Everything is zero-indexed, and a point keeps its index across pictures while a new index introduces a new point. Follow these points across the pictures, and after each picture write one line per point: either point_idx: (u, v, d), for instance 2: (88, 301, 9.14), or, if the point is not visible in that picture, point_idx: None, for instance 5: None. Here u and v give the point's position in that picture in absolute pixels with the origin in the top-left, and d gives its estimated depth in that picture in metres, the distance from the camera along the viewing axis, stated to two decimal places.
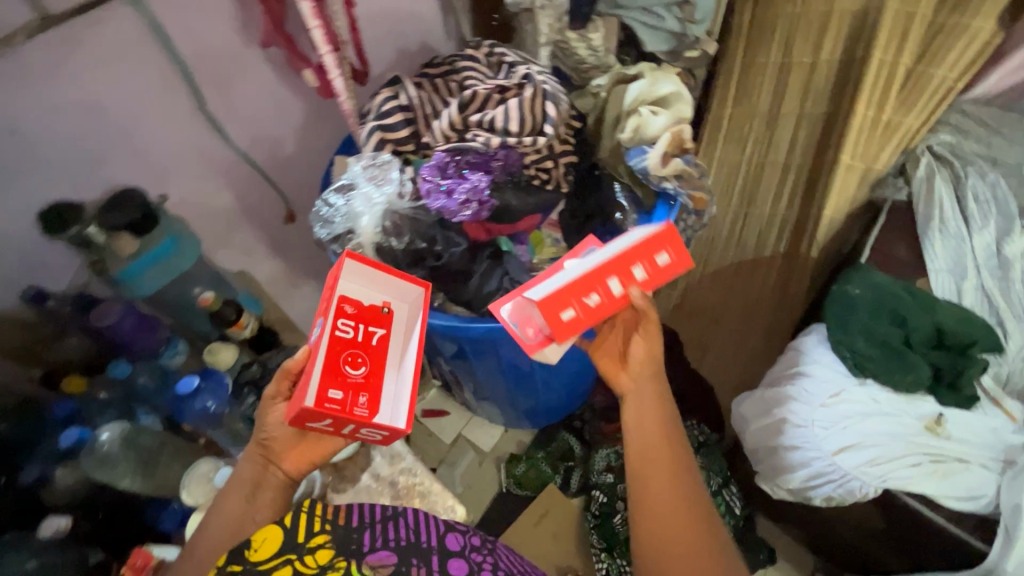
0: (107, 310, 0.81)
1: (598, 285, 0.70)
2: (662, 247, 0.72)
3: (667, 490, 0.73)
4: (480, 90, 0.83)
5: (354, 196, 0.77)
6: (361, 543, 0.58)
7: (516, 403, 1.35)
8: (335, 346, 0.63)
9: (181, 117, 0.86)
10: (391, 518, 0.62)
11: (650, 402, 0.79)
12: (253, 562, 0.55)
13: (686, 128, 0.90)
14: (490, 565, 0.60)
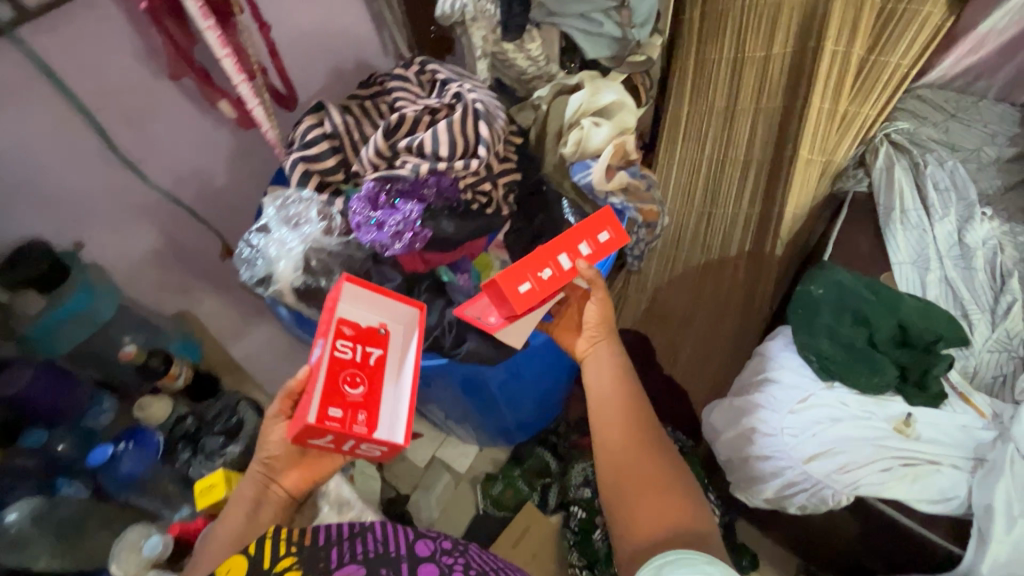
0: (15, 376, 0.74)
1: (548, 259, 0.71)
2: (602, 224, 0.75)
3: (628, 442, 0.77)
4: (408, 114, 0.78)
5: (268, 242, 0.75)
6: (330, 560, 0.59)
7: (484, 423, 1.29)
8: (334, 366, 0.62)
9: (90, 158, 0.80)
10: (359, 534, 0.64)
11: (609, 365, 0.84)
12: None
13: (629, 139, 0.87)
14: (462, 565, 0.62)
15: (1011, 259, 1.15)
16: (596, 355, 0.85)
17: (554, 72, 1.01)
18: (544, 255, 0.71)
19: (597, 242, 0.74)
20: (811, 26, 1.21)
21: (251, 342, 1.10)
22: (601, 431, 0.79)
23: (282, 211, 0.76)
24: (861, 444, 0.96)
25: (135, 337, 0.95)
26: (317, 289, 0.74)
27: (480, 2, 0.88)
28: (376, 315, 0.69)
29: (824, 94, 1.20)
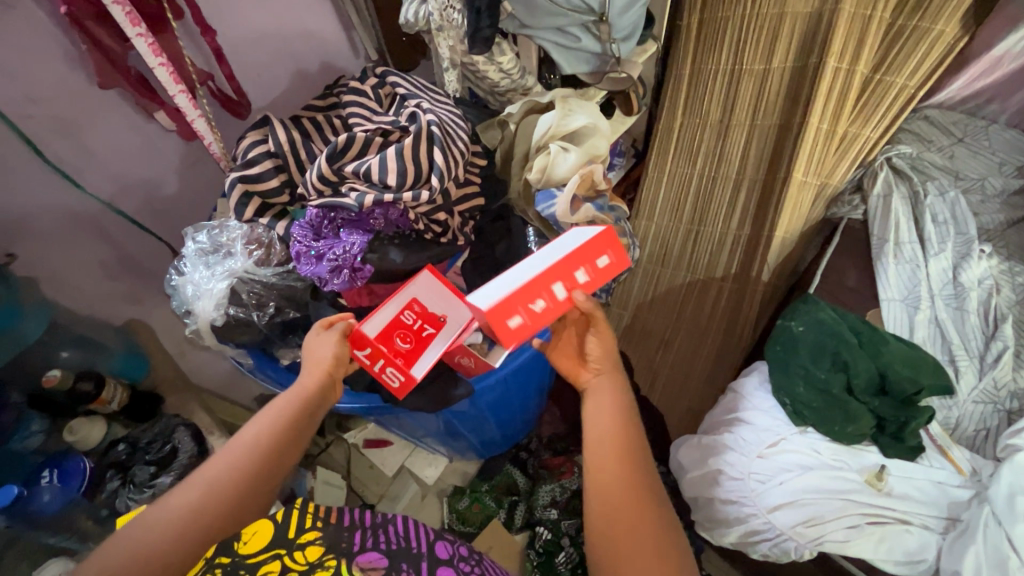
0: None
1: (542, 290, 0.63)
2: (607, 247, 0.66)
3: (628, 491, 0.58)
4: (356, 135, 0.72)
5: (192, 276, 0.70)
6: (352, 543, 0.58)
7: (451, 442, 1.19)
8: (392, 321, 0.71)
9: (19, 167, 0.75)
10: (380, 525, 0.63)
11: (612, 399, 0.66)
12: (242, 554, 0.54)
13: (598, 168, 0.81)
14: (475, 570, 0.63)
15: (1006, 302, 1.08)
16: (601, 379, 0.68)
17: (529, 85, 0.95)
18: (538, 285, 0.62)
19: (596, 268, 0.66)
20: (814, 40, 1.11)
21: (205, 353, 1.05)
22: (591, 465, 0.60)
23: (211, 240, 0.72)
24: (830, 497, 0.92)
25: (75, 351, 0.91)
26: (249, 322, 0.71)
27: (446, 10, 0.81)
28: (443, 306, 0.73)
29: (823, 113, 1.11)
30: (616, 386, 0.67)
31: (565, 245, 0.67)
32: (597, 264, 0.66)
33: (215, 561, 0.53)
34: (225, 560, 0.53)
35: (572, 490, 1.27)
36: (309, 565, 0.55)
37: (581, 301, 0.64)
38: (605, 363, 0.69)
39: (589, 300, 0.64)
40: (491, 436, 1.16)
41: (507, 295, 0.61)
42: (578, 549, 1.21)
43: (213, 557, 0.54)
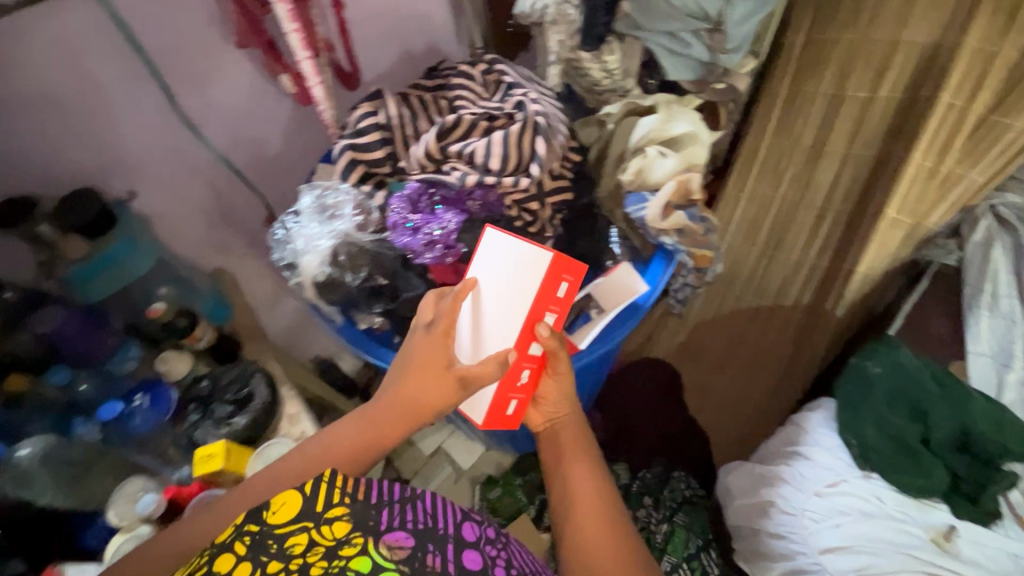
0: (49, 314, 0.75)
1: (524, 362, 0.68)
2: (560, 274, 0.66)
3: (597, 514, 0.62)
4: (465, 117, 0.75)
5: (298, 233, 0.72)
6: (380, 521, 0.49)
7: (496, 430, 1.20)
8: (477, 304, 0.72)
9: (152, 113, 0.81)
10: (410, 499, 0.53)
11: (572, 438, 0.71)
12: (270, 524, 0.48)
13: (694, 177, 0.80)
14: (507, 561, 0.53)
15: None
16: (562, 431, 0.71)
17: (630, 87, 0.95)
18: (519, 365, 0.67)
19: (558, 297, 0.68)
20: (928, 76, 1.00)
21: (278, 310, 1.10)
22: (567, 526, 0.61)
23: (318, 201, 0.73)
24: (887, 548, 0.87)
25: (172, 289, 0.91)
26: (341, 284, 0.73)
27: (563, 5, 0.84)
28: None
29: (925, 148, 1.00)
30: (580, 433, 0.71)
31: (521, 294, 0.66)
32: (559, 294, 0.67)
33: (244, 528, 0.48)
34: (251, 529, 0.47)
35: None
36: (335, 542, 0.46)
37: (549, 341, 0.67)
38: (560, 409, 0.72)
39: (556, 337, 0.67)
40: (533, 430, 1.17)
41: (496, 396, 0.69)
42: None
43: (242, 524, 0.49)
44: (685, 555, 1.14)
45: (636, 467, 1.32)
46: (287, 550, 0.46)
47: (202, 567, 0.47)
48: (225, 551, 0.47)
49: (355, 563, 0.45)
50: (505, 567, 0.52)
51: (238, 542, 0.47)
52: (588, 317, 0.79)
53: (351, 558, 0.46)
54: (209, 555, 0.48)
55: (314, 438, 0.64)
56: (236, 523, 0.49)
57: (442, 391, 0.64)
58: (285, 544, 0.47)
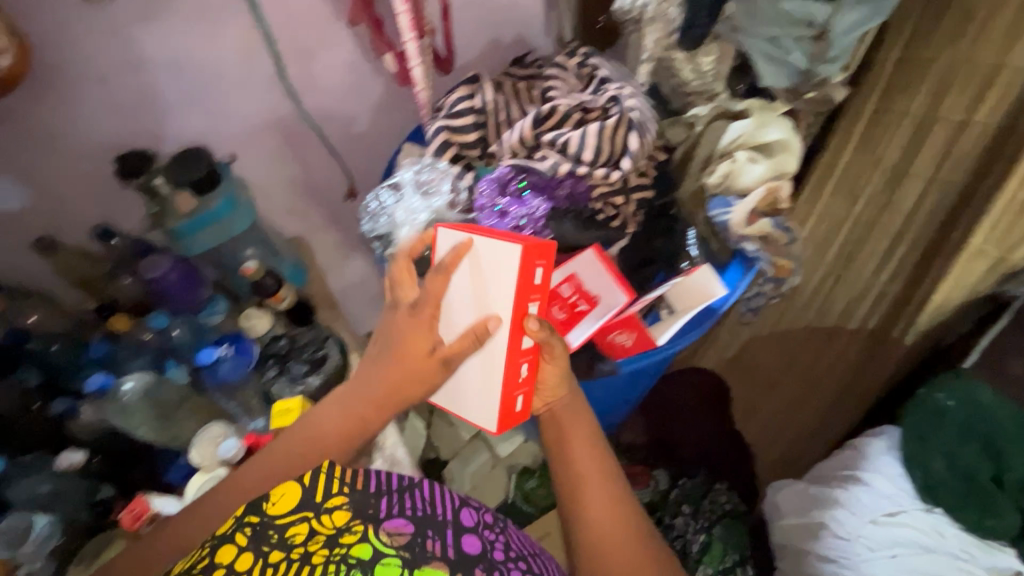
0: (157, 262, 0.82)
1: (519, 359, 0.64)
2: (535, 261, 0.59)
3: (606, 502, 0.65)
4: (560, 107, 0.76)
5: (399, 205, 0.74)
6: (379, 509, 0.47)
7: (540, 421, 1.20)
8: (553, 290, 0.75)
9: (261, 82, 0.85)
10: (408, 488, 0.51)
11: (577, 423, 0.72)
12: (271, 516, 0.46)
13: (784, 186, 0.79)
14: (504, 545, 0.50)
15: None
16: (564, 417, 0.72)
17: (717, 91, 0.95)
18: (515, 360, 0.64)
19: (536, 284, 0.62)
20: None
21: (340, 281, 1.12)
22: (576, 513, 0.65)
23: (417, 176, 0.76)
24: None
25: (256, 250, 0.96)
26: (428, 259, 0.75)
27: (665, 4, 0.83)
28: (597, 286, 0.74)
29: None
30: (580, 416, 0.73)
31: (499, 288, 0.61)
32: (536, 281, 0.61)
33: (244, 520, 0.45)
34: (253, 520, 0.45)
35: (642, 502, 1.25)
36: (335, 530, 0.44)
37: (538, 334, 0.63)
38: (558, 395, 0.73)
39: (544, 329, 0.63)
40: None
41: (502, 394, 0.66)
42: None
43: (244, 516, 0.46)
44: (721, 567, 1.14)
45: (676, 474, 1.30)
46: (288, 539, 0.44)
47: (200, 561, 0.45)
48: (225, 542, 0.45)
49: (356, 549, 0.43)
50: (503, 549, 0.49)
51: (239, 534, 0.45)
52: (659, 316, 0.80)
53: (352, 544, 0.43)
54: (208, 548, 0.45)
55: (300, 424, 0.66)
56: (236, 515, 0.47)
57: (426, 372, 0.65)
58: (286, 534, 0.44)
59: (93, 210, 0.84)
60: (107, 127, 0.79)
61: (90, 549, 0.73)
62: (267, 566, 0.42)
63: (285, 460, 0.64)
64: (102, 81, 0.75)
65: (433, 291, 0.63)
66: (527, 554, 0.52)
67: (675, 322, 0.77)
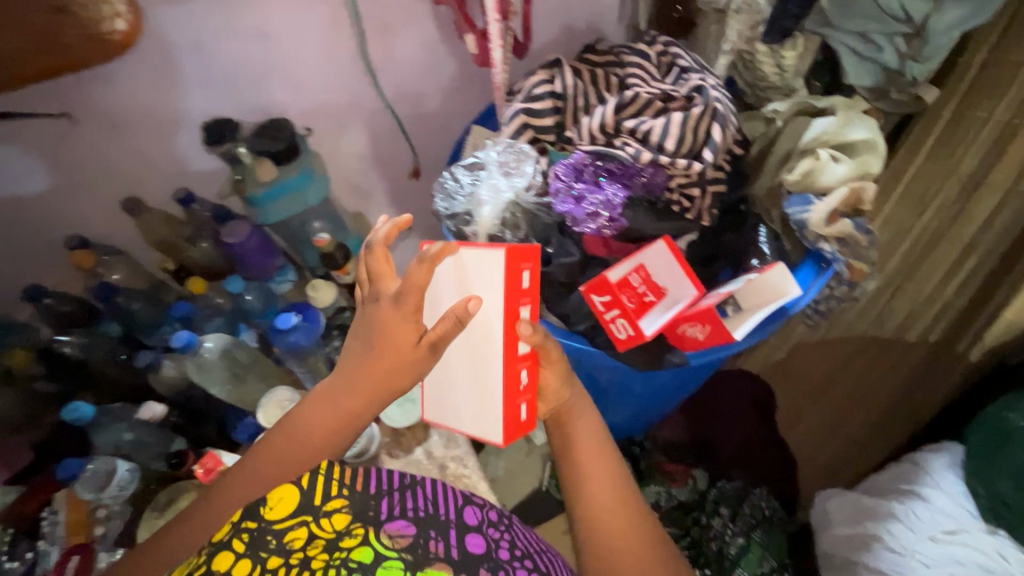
0: (237, 228, 0.84)
1: (518, 365, 0.58)
2: (519, 263, 0.55)
3: (617, 508, 0.59)
4: (642, 95, 0.76)
5: (482, 183, 0.74)
6: (380, 511, 0.47)
7: None
8: (621, 279, 0.70)
9: (343, 57, 0.87)
10: (408, 488, 0.52)
11: (582, 421, 0.65)
12: (268, 520, 0.45)
13: (869, 187, 0.77)
14: (509, 543, 0.50)
15: None
16: (568, 413, 0.66)
17: (796, 87, 0.91)
18: (512, 370, 0.58)
19: (525, 288, 0.57)
20: None
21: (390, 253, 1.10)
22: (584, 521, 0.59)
23: (501, 157, 0.76)
24: None
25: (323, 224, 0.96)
26: (500, 240, 0.75)
27: None
28: (664, 279, 0.70)
29: None
30: (586, 411, 0.66)
31: (486, 292, 0.56)
32: (522, 285, 0.56)
33: (240, 527, 0.44)
34: (249, 527, 0.43)
35: (679, 501, 1.19)
36: (335, 534, 0.43)
37: (535, 336, 0.58)
38: (564, 395, 0.65)
39: (539, 330, 0.58)
40: (612, 420, 1.12)
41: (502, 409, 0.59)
42: None
43: (241, 521, 0.45)
44: (755, 571, 1.10)
45: (715, 475, 1.25)
46: (286, 544, 0.43)
47: (196, 568, 0.42)
48: (222, 549, 0.43)
49: (355, 552, 0.41)
50: (508, 548, 0.49)
51: (237, 540, 0.43)
52: (724, 313, 0.75)
53: (352, 548, 0.42)
54: (204, 556, 0.43)
55: (287, 425, 0.62)
56: (233, 521, 0.45)
57: (415, 364, 0.57)
58: (285, 539, 0.43)
59: (176, 176, 0.87)
60: (197, 94, 0.81)
61: (161, 499, 0.76)
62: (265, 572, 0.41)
63: (280, 461, 0.61)
64: (198, 49, 0.77)
65: (414, 281, 0.53)
66: (535, 552, 0.51)
67: (749, 320, 0.72)
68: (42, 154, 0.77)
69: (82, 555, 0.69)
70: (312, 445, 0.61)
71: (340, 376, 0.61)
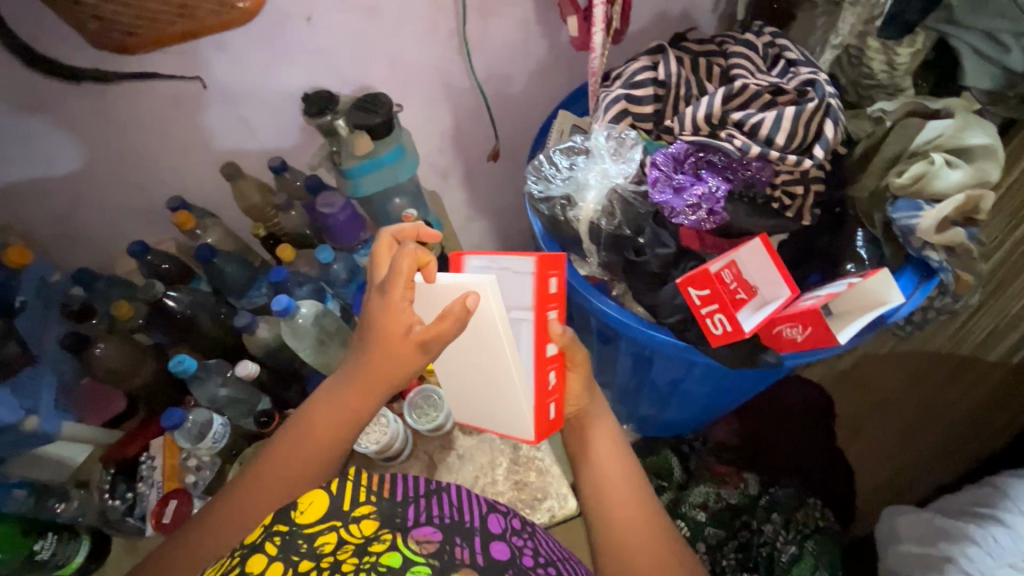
0: (332, 199, 0.87)
1: (546, 368, 0.61)
2: (547, 269, 0.58)
3: (635, 511, 0.63)
4: (752, 86, 0.73)
5: (590, 167, 0.74)
6: (407, 519, 0.47)
7: (624, 410, 1.15)
8: (716, 274, 0.68)
9: (442, 34, 0.87)
10: (434, 494, 0.53)
11: (602, 428, 0.68)
12: (298, 525, 0.45)
13: (987, 197, 0.73)
14: (533, 550, 0.52)
15: None
16: (587, 419, 0.69)
17: (904, 87, 0.86)
18: (541, 368, 0.60)
19: (551, 295, 0.60)
20: None
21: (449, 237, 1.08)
22: (601, 522, 0.62)
23: (610, 141, 0.75)
24: None
25: (405, 200, 0.97)
26: (595, 227, 0.76)
27: None
28: (755, 277, 0.70)
29: None
30: (605, 418, 0.69)
31: (515, 294, 0.60)
32: (549, 293, 0.60)
33: (272, 527, 0.46)
34: (280, 529, 0.44)
35: (729, 503, 1.15)
36: (364, 539, 0.44)
37: (563, 338, 0.61)
38: (582, 401, 0.68)
39: (569, 331, 0.61)
40: (669, 416, 1.11)
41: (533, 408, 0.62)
42: (713, 561, 1.10)
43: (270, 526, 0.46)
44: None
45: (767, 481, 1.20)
46: (317, 547, 0.43)
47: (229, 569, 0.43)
48: (255, 551, 0.43)
49: (385, 557, 0.42)
50: (531, 555, 0.51)
51: (268, 543, 0.44)
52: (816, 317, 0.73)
53: (381, 552, 0.43)
54: (237, 558, 0.44)
55: (303, 426, 0.65)
56: (263, 524, 0.46)
57: (407, 357, 0.57)
58: (314, 543, 0.44)
59: (273, 144, 0.89)
60: (302, 64, 0.82)
61: (249, 454, 0.80)
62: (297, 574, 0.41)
63: (298, 462, 0.64)
64: (308, 19, 0.78)
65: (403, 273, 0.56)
66: (557, 559, 0.53)
67: (850, 324, 0.69)
68: (157, 117, 0.79)
69: (179, 500, 0.75)
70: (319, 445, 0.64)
71: (338, 379, 0.63)
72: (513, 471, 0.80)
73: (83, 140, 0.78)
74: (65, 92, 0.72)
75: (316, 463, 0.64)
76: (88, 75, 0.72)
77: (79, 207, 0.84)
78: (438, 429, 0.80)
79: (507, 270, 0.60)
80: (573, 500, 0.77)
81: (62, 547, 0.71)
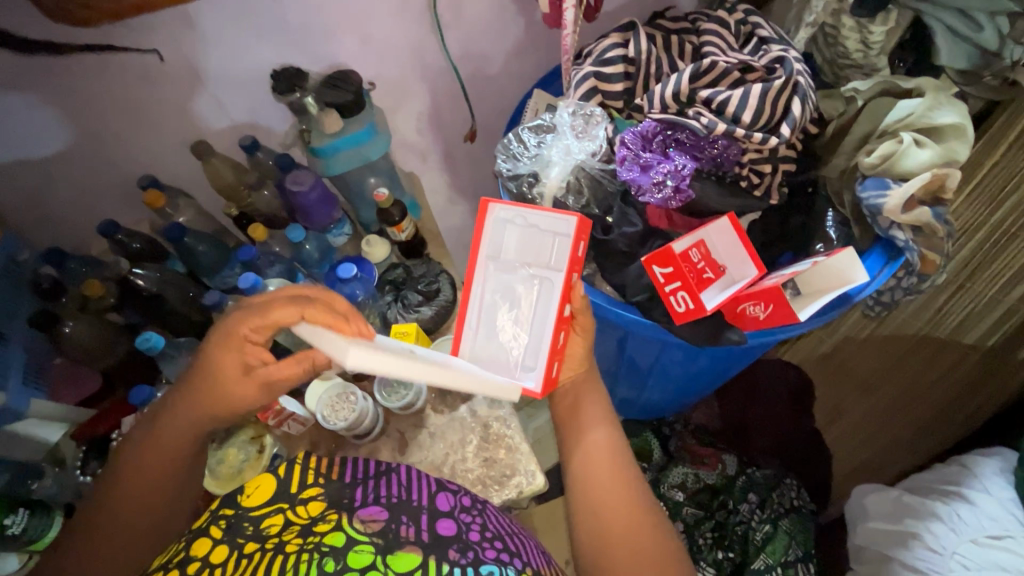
0: (303, 177, 0.87)
1: (561, 327, 0.63)
2: (580, 235, 0.64)
3: (621, 492, 0.61)
4: (721, 64, 0.73)
5: (554, 144, 0.75)
6: (353, 498, 0.53)
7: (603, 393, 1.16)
8: (682, 251, 0.69)
9: (413, 11, 0.86)
10: (385, 474, 0.57)
11: (595, 406, 0.67)
12: (245, 508, 0.52)
13: (954, 175, 0.73)
14: (481, 526, 0.53)
15: None
16: (579, 393, 0.68)
17: (879, 67, 0.85)
18: (557, 325, 0.63)
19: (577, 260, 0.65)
20: None
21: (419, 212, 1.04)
22: (585, 504, 0.60)
23: (574, 119, 0.75)
24: None
25: (381, 180, 0.97)
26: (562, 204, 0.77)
27: None
28: (723, 257, 0.71)
29: None
30: (597, 396, 0.68)
31: (542, 255, 0.65)
32: (577, 257, 0.64)
33: (219, 513, 0.52)
34: (227, 513, 0.51)
35: (706, 484, 1.16)
36: (309, 520, 0.50)
37: (581, 301, 0.65)
38: (582, 368, 0.69)
39: (583, 296, 0.65)
40: (648, 398, 1.12)
41: (545, 362, 0.62)
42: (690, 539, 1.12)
43: (218, 510, 0.52)
44: (782, 560, 1.08)
45: (744, 462, 1.21)
46: (263, 530, 0.49)
47: (178, 555, 0.49)
48: (200, 535, 0.50)
49: (329, 537, 0.48)
50: (479, 530, 0.52)
51: (214, 527, 0.50)
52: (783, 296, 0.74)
53: (325, 533, 0.49)
54: (184, 542, 0.50)
55: (113, 484, 0.60)
56: (211, 510, 0.53)
57: (246, 389, 0.61)
58: (261, 524, 0.50)
59: (244, 122, 0.88)
60: (270, 40, 0.81)
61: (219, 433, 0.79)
62: (241, 555, 0.47)
63: (135, 525, 0.59)
64: None
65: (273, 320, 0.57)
66: (506, 533, 0.54)
67: (816, 303, 0.69)
68: (121, 93, 0.78)
69: None
70: (157, 499, 0.60)
71: (154, 425, 0.62)
72: (483, 449, 0.79)
73: (40, 119, 0.76)
74: (27, 68, 0.71)
75: (147, 515, 0.59)
76: (47, 49, 0.70)
77: (49, 186, 0.83)
78: (409, 407, 0.80)
79: (534, 228, 0.65)
80: (541, 477, 0.76)
81: (32, 523, 0.70)
